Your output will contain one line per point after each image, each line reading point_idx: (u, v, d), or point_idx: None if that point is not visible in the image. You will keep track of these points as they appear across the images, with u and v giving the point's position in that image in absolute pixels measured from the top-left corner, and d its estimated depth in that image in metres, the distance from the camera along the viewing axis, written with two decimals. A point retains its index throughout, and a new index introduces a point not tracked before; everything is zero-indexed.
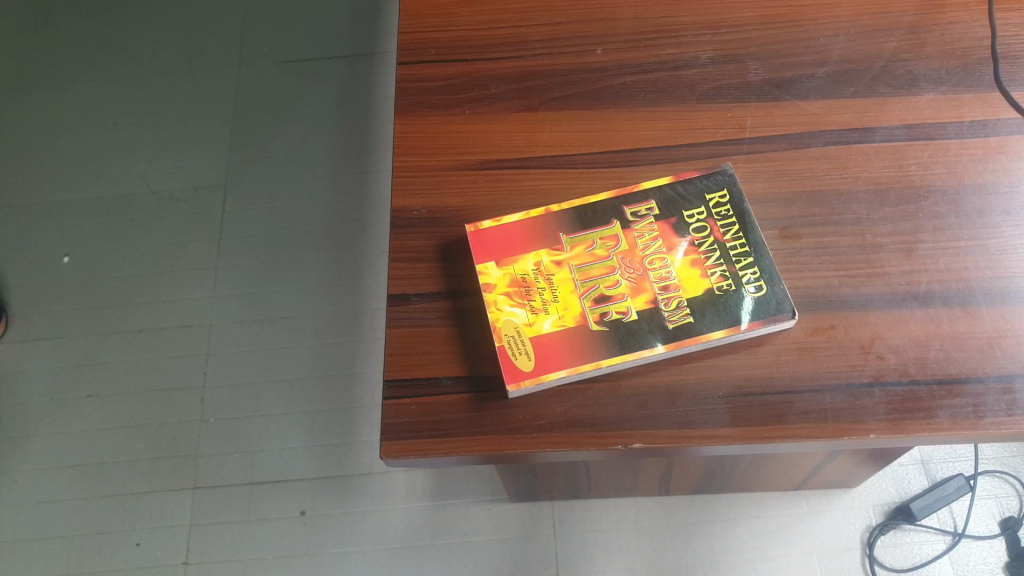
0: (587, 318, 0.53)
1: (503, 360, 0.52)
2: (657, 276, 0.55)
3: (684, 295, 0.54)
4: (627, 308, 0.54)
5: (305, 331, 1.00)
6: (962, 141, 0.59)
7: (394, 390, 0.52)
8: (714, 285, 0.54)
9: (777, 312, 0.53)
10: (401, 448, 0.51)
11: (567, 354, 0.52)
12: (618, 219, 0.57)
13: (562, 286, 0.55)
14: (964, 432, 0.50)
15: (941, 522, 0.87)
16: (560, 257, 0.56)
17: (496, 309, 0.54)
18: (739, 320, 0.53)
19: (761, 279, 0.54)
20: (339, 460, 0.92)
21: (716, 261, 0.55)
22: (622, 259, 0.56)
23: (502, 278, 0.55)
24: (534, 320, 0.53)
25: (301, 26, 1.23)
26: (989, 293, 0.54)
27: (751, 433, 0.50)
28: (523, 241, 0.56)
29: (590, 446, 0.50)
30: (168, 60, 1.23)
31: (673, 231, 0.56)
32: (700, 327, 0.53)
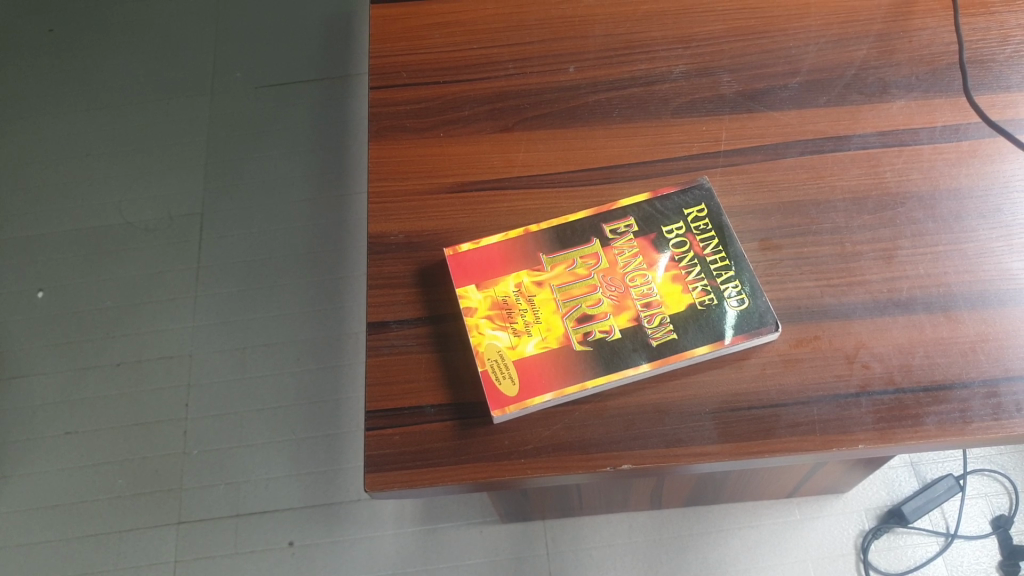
0: (570, 339, 0.53)
1: (488, 385, 0.51)
2: (639, 293, 0.55)
3: (666, 311, 0.54)
4: (611, 327, 0.53)
5: (288, 359, 0.99)
6: (935, 146, 0.59)
7: (376, 420, 0.52)
8: (697, 300, 0.54)
9: (760, 325, 0.53)
10: (387, 479, 0.50)
11: (552, 376, 0.52)
12: (598, 236, 0.57)
13: (543, 307, 0.54)
14: (952, 438, 0.50)
15: (933, 523, 0.87)
16: (541, 277, 0.55)
17: (478, 333, 0.53)
18: (723, 334, 0.52)
19: (743, 293, 0.54)
20: (326, 488, 0.91)
21: (697, 276, 0.55)
22: (604, 277, 0.55)
23: (483, 301, 0.54)
24: (517, 342, 0.53)
25: (272, 52, 1.23)
26: (970, 297, 0.54)
27: (740, 448, 0.50)
28: (503, 262, 0.56)
29: (579, 468, 0.50)
30: (139, 90, 1.22)
31: (653, 247, 0.56)
32: (684, 343, 0.52)
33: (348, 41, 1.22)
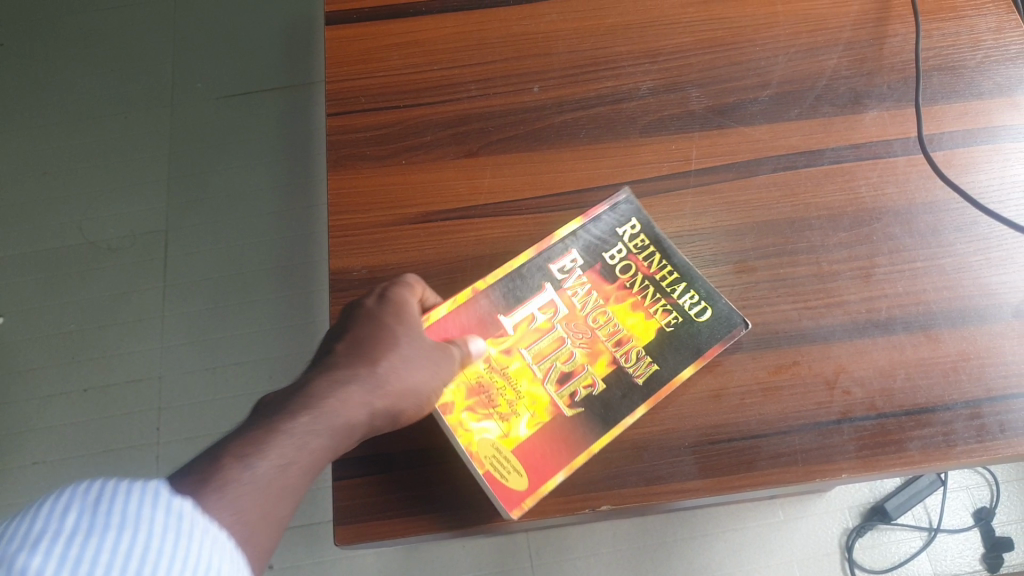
0: (560, 406, 0.51)
1: (498, 485, 0.48)
2: (607, 333, 0.54)
3: (639, 344, 0.53)
4: (592, 376, 0.52)
5: (260, 377, 0.97)
6: (910, 158, 0.58)
7: (344, 471, 0.50)
8: (661, 322, 0.54)
9: (731, 326, 0.53)
10: (358, 533, 0.48)
11: (556, 453, 0.49)
12: (549, 281, 0.55)
13: (518, 377, 0.52)
14: (936, 464, 0.49)
15: (916, 518, 0.87)
16: (504, 346, 0.53)
17: (467, 430, 0.49)
18: (697, 351, 0.52)
19: (703, 301, 0.54)
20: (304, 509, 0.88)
21: (652, 296, 0.54)
22: (569, 327, 0.54)
23: (457, 389, 0.50)
24: (508, 428, 0.50)
25: (224, 53, 1.17)
26: (950, 315, 0.53)
27: (721, 483, 0.49)
28: (464, 339, 0.52)
29: (557, 512, 0.48)
30: (90, 98, 1.16)
31: (605, 281, 0.55)
32: (667, 377, 0.52)
33: (303, 43, 1.17)
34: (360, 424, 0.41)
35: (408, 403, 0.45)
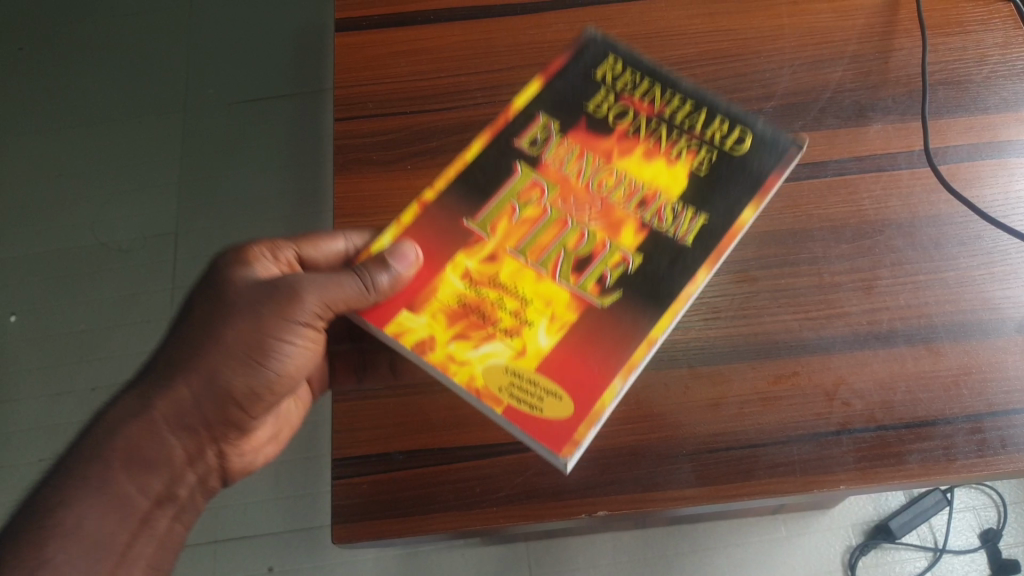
0: (590, 298, 0.49)
1: (538, 421, 0.45)
2: (625, 194, 0.53)
3: (672, 198, 0.52)
4: (623, 250, 0.51)
5: None
6: (913, 171, 0.58)
7: (343, 469, 0.51)
8: (691, 166, 0.53)
9: (784, 149, 0.54)
10: (355, 531, 0.49)
11: (598, 369, 0.47)
12: (522, 160, 0.54)
13: (519, 279, 0.50)
14: (935, 477, 0.49)
15: (921, 538, 0.86)
16: (489, 246, 0.51)
17: (468, 365, 0.47)
18: (756, 185, 0.53)
19: (740, 128, 0.54)
20: (306, 512, 0.88)
21: (671, 141, 0.54)
22: (566, 204, 0.52)
23: (432, 322, 0.48)
24: (522, 343, 0.47)
25: (239, 58, 1.18)
26: (951, 328, 0.53)
27: (717, 492, 0.50)
28: (420, 264, 0.50)
29: (552, 516, 0.50)
30: (105, 102, 1.17)
31: (605, 143, 0.55)
32: (729, 222, 0.51)
33: (316, 49, 1.18)
34: (184, 448, 0.50)
35: (243, 388, 0.49)
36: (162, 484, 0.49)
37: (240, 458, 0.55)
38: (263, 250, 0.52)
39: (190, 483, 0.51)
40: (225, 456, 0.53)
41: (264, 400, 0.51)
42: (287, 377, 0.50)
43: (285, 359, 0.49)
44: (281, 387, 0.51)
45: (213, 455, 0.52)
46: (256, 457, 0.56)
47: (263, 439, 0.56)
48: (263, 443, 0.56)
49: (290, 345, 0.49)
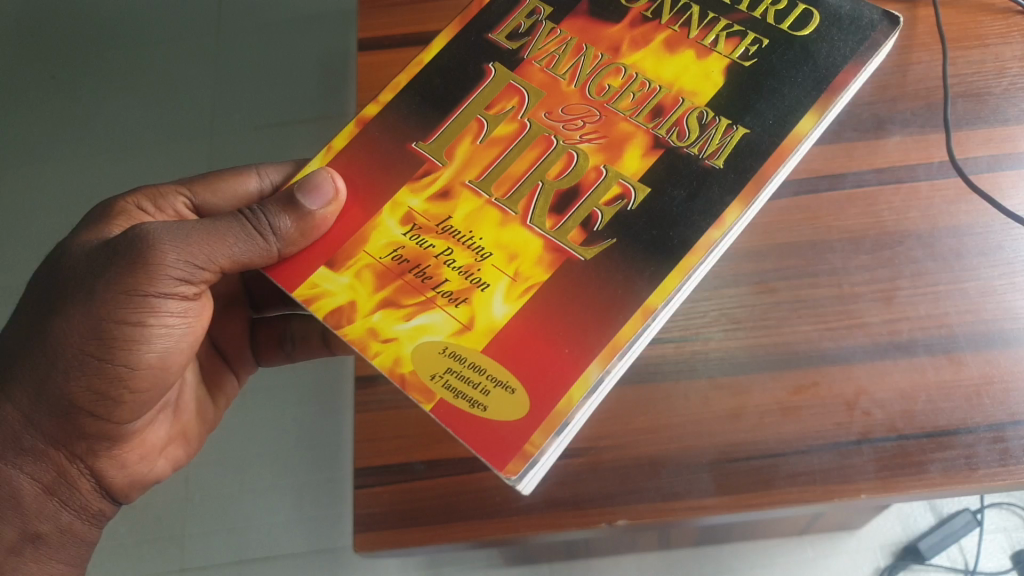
0: (571, 250, 0.43)
1: (478, 423, 0.39)
2: (636, 99, 0.47)
3: (701, 102, 0.46)
4: (622, 181, 0.45)
5: (288, 401, 0.91)
6: (932, 182, 0.58)
7: (367, 477, 0.52)
8: (732, 55, 0.48)
9: (870, 29, 0.48)
10: (378, 539, 0.50)
11: (567, 355, 0.41)
12: (495, 60, 0.49)
13: (477, 227, 0.44)
14: (957, 486, 0.49)
15: (952, 560, 0.83)
16: (444, 180, 0.45)
17: (394, 341, 0.41)
18: (823, 80, 0.46)
19: (804, 6, 0.49)
20: (328, 532, 0.84)
21: (710, 19, 0.49)
22: (549, 122, 0.47)
23: (355, 282, 0.43)
24: (470, 312, 0.42)
25: (254, 67, 1.13)
26: (972, 338, 0.53)
27: (738, 501, 0.50)
28: (342, 200, 0.45)
29: (573, 525, 0.50)
30: (116, 106, 1.13)
31: (615, 30, 0.49)
32: (782, 135, 0.45)
33: (324, 71, 1.10)
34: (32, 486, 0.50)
35: (89, 389, 0.48)
36: (17, 531, 0.49)
37: (122, 472, 0.53)
38: (140, 202, 0.53)
39: (64, 517, 0.52)
40: (99, 471, 0.52)
41: (126, 402, 0.49)
42: (150, 369, 0.49)
43: (146, 347, 0.48)
44: (145, 383, 0.49)
45: (82, 471, 0.51)
46: (152, 465, 0.56)
47: (154, 449, 0.56)
48: (155, 452, 0.56)
49: (154, 331, 0.47)
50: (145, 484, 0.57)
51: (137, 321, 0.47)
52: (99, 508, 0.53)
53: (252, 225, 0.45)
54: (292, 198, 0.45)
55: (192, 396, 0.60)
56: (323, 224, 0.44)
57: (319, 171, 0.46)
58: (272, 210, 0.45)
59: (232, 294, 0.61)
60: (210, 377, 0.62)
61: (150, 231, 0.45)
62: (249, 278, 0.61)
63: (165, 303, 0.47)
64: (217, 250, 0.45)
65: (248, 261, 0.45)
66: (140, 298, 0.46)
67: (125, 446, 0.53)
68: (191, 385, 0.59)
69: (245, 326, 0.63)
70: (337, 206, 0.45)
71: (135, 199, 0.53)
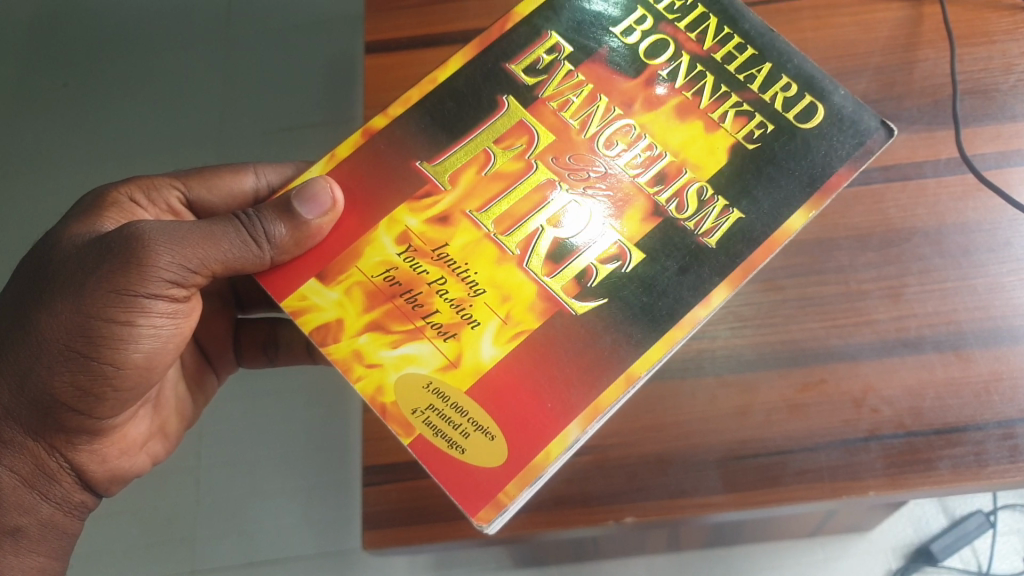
0: (563, 302, 0.43)
1: (455, 465, 0.39)
2: (640, 162, 0.46)
3: (702, 178, 0.46)
4: (619, 244, 0.45)
5: (297, 404, 0.91)
6: (940, 179, 0.57)
7: (374, 475, 0.52)
8: (738, 135, 0.47)
9: (873, 139, 0.47)
10: (384, 537, 0.50)
11: (550, 409, 0.41)
12: (510, 92, 0.48)
13: (473, 259, 0.44)
14: (967, 483, 0.49)
15: (964, 562, 0.82)
16: (444, 206, 0.45)
17: (378, 367, 0.42)
18: (818, 178, 0.46)
19: (813, 99, 0.48)
20: (337, 534, 0.85)
21: (721, 95, 0.48)
22: (555, 167, 0.46)
23: (345, 299, 0.44)
24: (458, 350, 0.42)
25: (261, 70, 1.12)
26: (981, 335, 0.53)
27: (745, 499, 0.50)
28: (337, 208, 0.45)
29: (580, 523, 0.50)
30: (122, 107, 1.12)
31: (630, 86, 0.48)
32: (775, 227, 0.45)
33: (332, 78, 1.10)
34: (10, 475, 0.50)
35: (73, 386, 0.48)
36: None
37: (101, 467, 0.54)
38: (133, 193, 0.54)
39: (45, 509, 0.52)
40: (79, 465, 0.53)
41: (109, 400, 0.50)
42: (135, 369, 0.49)
43: (133, 347, 0.48)
44: (129, 381, 0.49)
45: (62, 464, 0.52)
46: (131, 460, 0.57)
47: (133, 442, 0.56)
48: (133, 445, 0.57)
49: (141, 331, 0.47)
50: (125, 478, 0.57)
51: (125, 320, 0.47)
52: (81, 500, 0.54)
53: (246, 230, 0.45)
54: (288, 208, 0.44)
55: (174, 391, 0.61)
56: (317, 234, 0.44)
57: (318, 179, 0.46)
58: (267, 216, 0.45)
59: (221, 294, 0.63)
60: (193, 374, 0.63)
61: (145, 231, 0.46)
62: (239, 281, 0.62)
63: (155, 304, 0.47)
64: (211, 253, 0.46)
65: (240, 266, 0.45)
66: (129, 298, 0.46)
67: (105, 441, 0.54)
68: (173, 380, 0.60)
69: (230, 327, 0.64)
70: (334, 218, 0.45)
71: (129, 190, 0.54)
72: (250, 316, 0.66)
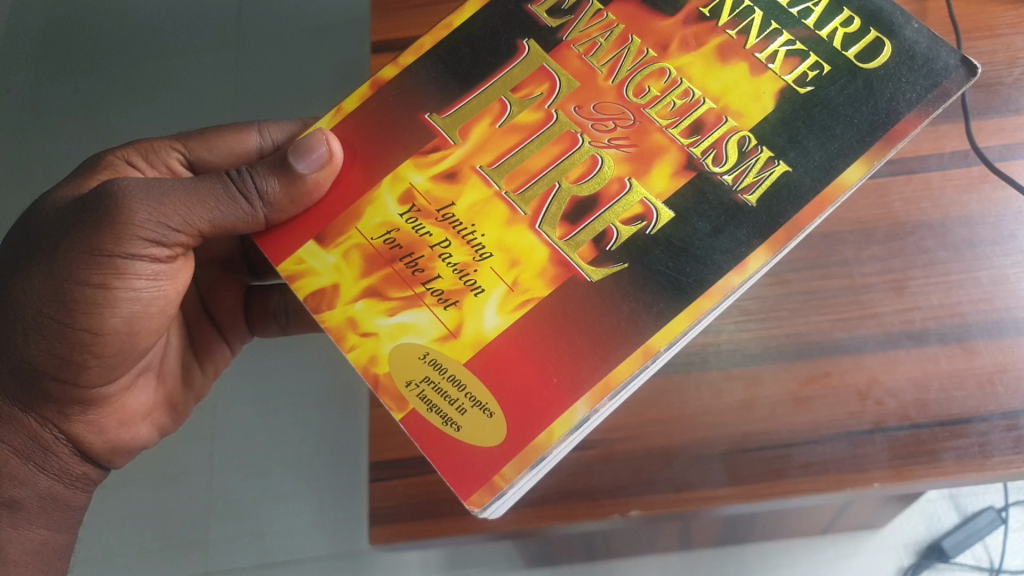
0: (578, 267, 0.42)
1: (450, 444, 0.39)
2: (677, 109, 0.45)
3: (745, 126, 0.44)
4: (646, 200, 0.43)
5: (309, 404, 0.92)
6: (944, 173, 0.57)
7: (381, 471, 0.53)
8: (789, 78, 0.45)
9: (947, 75, 0.44)
10: (391, 533, 0.51)
11: (556, 385, 0.39)
12: (530, 36, 0.48)
13: (481, 221, 0.43)
14: (971, 474, 0.49)
15: (977, 559, 0.82)
16: (453, 161, 0.45)
17: (373, 336, 0.41)
18: (881, 125, 0.43)
19: (878, 34, 0.45)
20: (348, 533, 0.86)
21: (771, 32, 0.46)
22: (578, 117, 0.45)
23: (342, 263, 0.44)
24: (458, 320, 0.41)
25: (269, 74, 1.13)
26: (985, 326, 0.53)
27: (752, 491, 0.50)
28: (333, 161, 0.45)
29: (586, 516, 0.51)
30: (131, 111, 1.13)
31: (666, 25, 0.47)
32: (825, 182, 0.42)
33: (341, 81, 1.10)
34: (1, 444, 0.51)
35: (52, 353, 0.49)
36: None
37: (100, 437, 0.55)
38: (130, 155, 0.55)
39: (44, 482, 0.53)
40: (75, 436, 0.54)
41: (91, 367, 0.51)
42: (116, 334, 0.50)
43: (111, 310, 0.49)
44: (111, 347, 0.50)
45: (57, 436, 0.53)
46: (133, 431, 0.58)
47: (133, 414, 0.57)
48: (134, 417, 0.58)
49: (121, 294, 0.48)
50: (128, 451, 0.59)
51: (102, 282, 0.47)
52: (81, 472, 0.55)
53: (235, 188, 0.46)
54: (282, 164, 0.46)
55: (177, 363, 0.62)
56: (316, 191, 0.45)
57: (317, 131, 0.46)
58: (259, 173, 0.46)
59: (230, 259, 0.64)
60: (200, 343, 0.64)
61: (122, 188, 0.46)
62: (250, 248, 0.63)
63: (137, 266, 0.48)
64: (197, 212, 0.47)
65: (231, 225, 0.46)
66: (106, 259, 0.47)
67: (102, 411, 0.55)
68: (176, 350, 0.62)
69: (240, 295, 0.65)
70: (332, 172, 0.45)
71: (127, 152, 0.55)
72: (261, 283, 0.67)
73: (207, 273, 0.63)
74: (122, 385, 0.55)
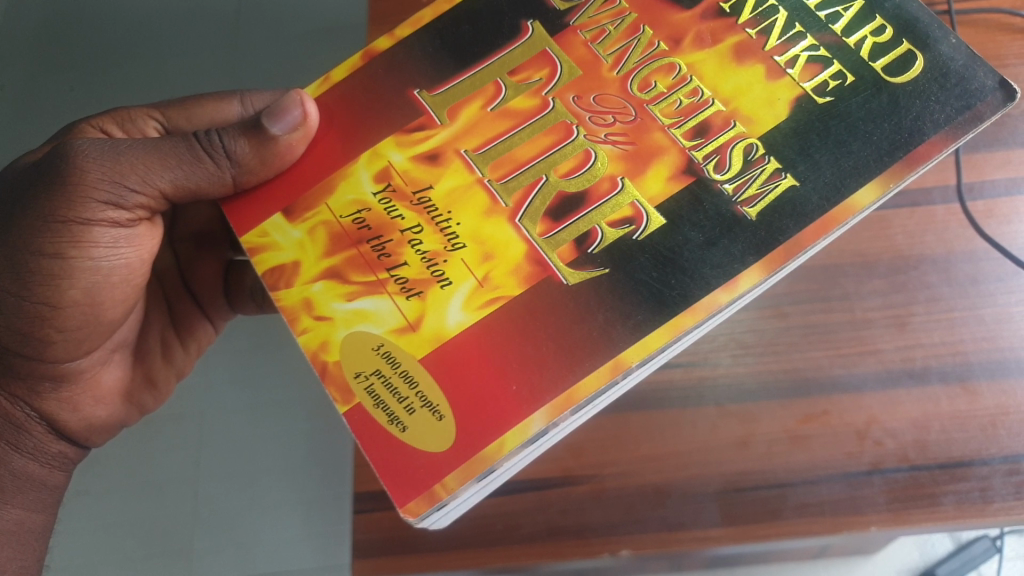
0: (554, 267, 0.38)
1: (394, 446, 0.35)
2: (683, 108, 0.41)
3: (753, 133, 0.40)
4: (636, 203, 0.39)
5: (295, 416, 0.89)
6: (949, 206, 0.56)
7: (365, 503, 0.51)
8: (807, 85, 0.41)
9: (984, 97, 0.39)
10: (372, 567, 0.50)
11: (515, 394, 0.36)
12: (536, 18, 0.45)
13: (456, 207, 0.40)
14: (972, 520, 0.48)
15: None
16: (436, 142, 0.42)
17: (327, 321, 0.38)
18: (903, 146, 0.39)
19: (909, 45, 0.41)
20: (330, 549, 0.84)
21: (794, 35, 0.42)
22: (576, 108, 0.42)
23: (306, 240, 0.41)
24: (419, 312, 0.38)
25: (265, 74, 1.11)
26: (988, 366, 0.51)
27: (744, 532, 0.49)
28: (309, 128, 0.43)
29: (574, 554, 0.50)
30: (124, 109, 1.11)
31: (682, 18, 0.43)
32: (833, 202, 0.38)
33: None
34: None
35: (11, 329, 0.47)
36: None
37: (75, 415, 0.54)
38: (107, 125, 0.53)
39: (18, 460, 0.52)
40: (48, 413, 0.52)
41: (54, 343, 0.49)
42: (76, 306, 0.48)
43: (68, 282, 0.47)
44: (73, 321, 0.49)
45: (30, 414, 0.52)
46: (109, 409, 0.57)
47: (108, 392, 0.56)
48: (110, 394, 0.56)
49: (80, 263, 0.46)
50: (105, 429, 0.57)
51: (56, 252, 0.46)
52: (58, 451, 0.54)
53: (199, 148, 0.45)
54: (254, 126, 0.44)
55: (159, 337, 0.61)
56: (288, 153, 0.43)
57: (292, 94, 0.44)
58: (229, 134, 0.45)
59: (204, 233, 0.62)
60: (182, 325, 0.64)
61: (75, 148, 0.44)
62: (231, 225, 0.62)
63: (95, 233, 0.46)
64: (160, 174, 0.45)
65: (195, 186, 0.45)
66: (61, 226, 0.45)
67: (76, 388, 0.53)
68: (157, 327, 0.61)
69: (221, 270, 0.64)
70: (306, 134, 0.43)
71: (102, 121, 0.53)
72: (244, 260, 0.66)
73: (184, 246, 0.62)
74: (94, 360, 0.54)
